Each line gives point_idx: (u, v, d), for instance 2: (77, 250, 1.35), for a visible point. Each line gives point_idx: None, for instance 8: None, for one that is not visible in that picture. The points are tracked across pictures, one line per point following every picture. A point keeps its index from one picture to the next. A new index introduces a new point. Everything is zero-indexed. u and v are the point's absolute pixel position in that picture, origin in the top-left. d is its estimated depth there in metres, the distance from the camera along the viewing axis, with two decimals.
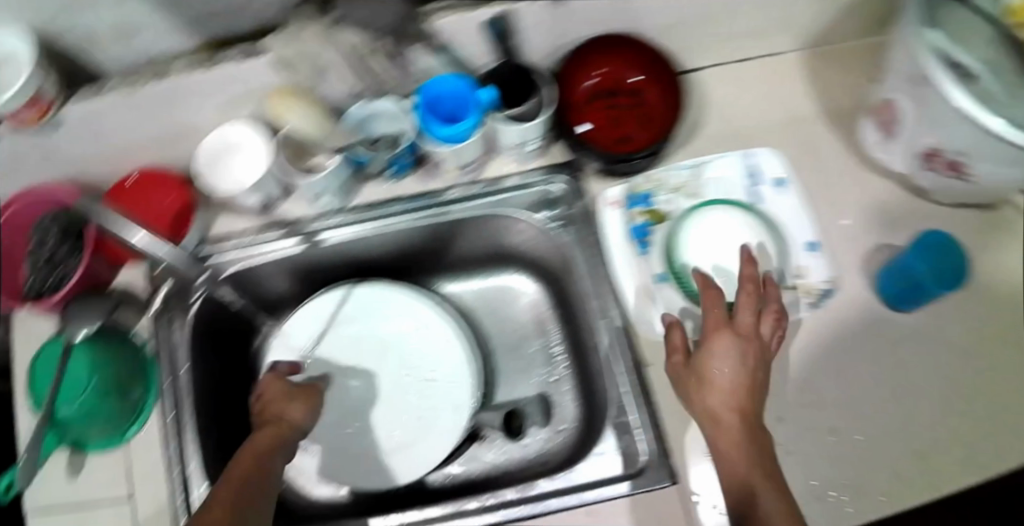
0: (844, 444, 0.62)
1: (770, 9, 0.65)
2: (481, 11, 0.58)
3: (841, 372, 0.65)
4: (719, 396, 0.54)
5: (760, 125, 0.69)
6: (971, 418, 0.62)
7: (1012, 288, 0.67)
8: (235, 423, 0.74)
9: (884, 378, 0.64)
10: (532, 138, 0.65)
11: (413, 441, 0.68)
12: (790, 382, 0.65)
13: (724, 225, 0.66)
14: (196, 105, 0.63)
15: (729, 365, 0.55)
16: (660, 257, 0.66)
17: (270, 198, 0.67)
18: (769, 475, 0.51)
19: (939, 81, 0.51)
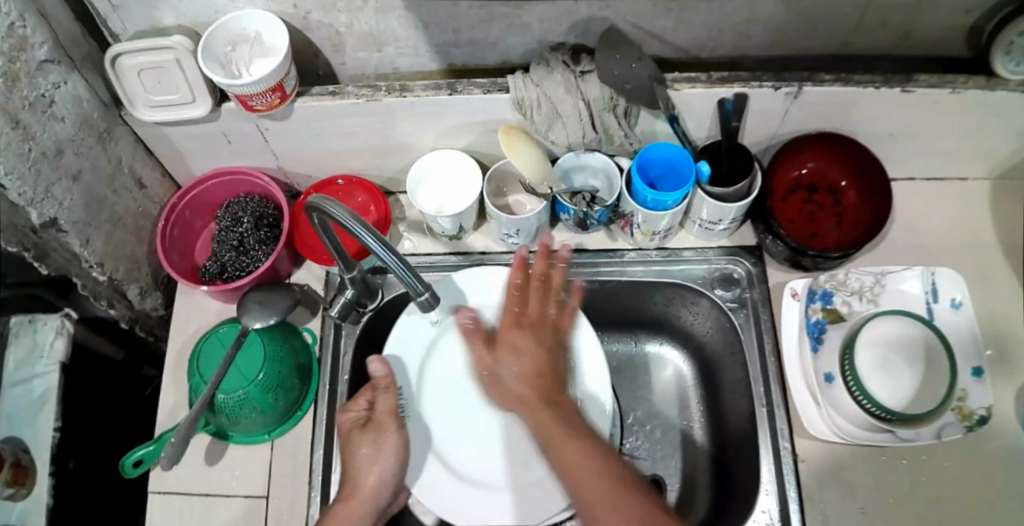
0: None
1: (973, 137, 0.69)
2: (720, 90, 0.62)
3: (892, 499, 0.64)
4: (513, 356, 0.56)
5: (937, 243, 0.72)
6: None
7: None
8: None
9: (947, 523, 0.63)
10: (726, 219, 0.67)
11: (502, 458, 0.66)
12: (936, 508, 0.63)
13: (903, 332, 0.66)
14: (423, 123, 0.67)
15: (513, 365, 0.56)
16: (836, 353, 0.66)
17: (464, 228, 0.69)
18: (577, 439, 0.51)
19: None
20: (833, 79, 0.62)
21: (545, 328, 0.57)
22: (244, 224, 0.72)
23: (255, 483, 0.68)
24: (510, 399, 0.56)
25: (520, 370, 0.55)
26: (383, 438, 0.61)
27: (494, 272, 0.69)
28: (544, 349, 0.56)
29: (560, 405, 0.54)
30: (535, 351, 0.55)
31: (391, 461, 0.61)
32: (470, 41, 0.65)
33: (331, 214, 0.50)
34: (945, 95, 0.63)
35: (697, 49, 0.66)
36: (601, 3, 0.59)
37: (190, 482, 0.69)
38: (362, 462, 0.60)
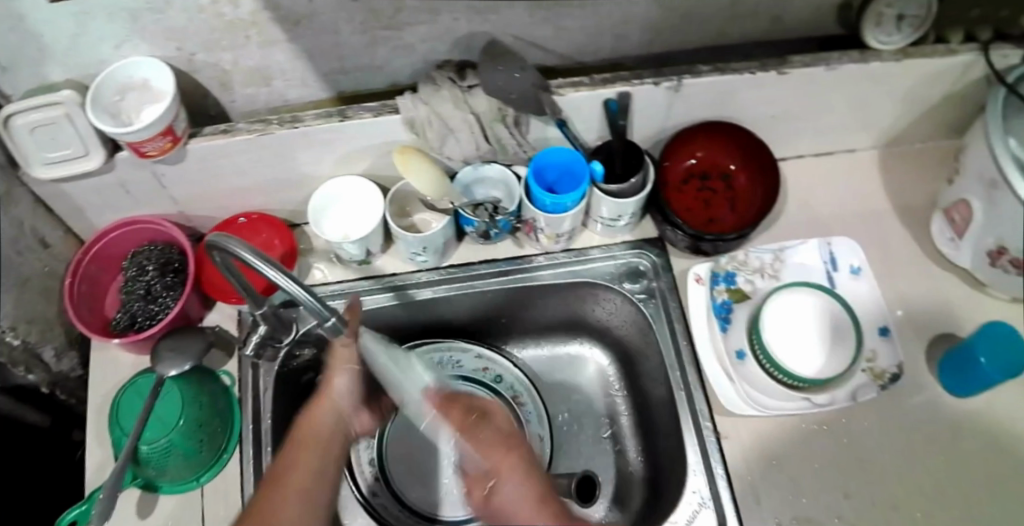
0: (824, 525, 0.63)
1: (850, 111, 0.73)
2: (604, 90, 0.65)
3: (816, 462, 0.66)
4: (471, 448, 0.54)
5: (833, 215, 0.75)
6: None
7: (987, 411, 0.68)
8: None
9: (866, 479, 0.65)
10: (626, 214, 0.69)
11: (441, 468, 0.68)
12: (857, 467, 0.66)
13: (802, 302, 0.69)
14: (320, 153, 0.68)
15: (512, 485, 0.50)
16: (744, 333, 0.69)
17: (372, 251, 0.70)
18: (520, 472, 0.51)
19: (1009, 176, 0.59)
20: (709, 70, 0.66)
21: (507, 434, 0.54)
22: (149, 272, 0.71)
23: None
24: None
25: (518, 489, 0.49)
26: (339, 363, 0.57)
27: None
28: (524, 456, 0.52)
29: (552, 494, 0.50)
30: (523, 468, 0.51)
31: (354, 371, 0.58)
32: (357, 67, 0.66)
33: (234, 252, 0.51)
34: (818, 72, 0.66)
35: (579, 54, 0.68)
36: (477, 18, 0.61)
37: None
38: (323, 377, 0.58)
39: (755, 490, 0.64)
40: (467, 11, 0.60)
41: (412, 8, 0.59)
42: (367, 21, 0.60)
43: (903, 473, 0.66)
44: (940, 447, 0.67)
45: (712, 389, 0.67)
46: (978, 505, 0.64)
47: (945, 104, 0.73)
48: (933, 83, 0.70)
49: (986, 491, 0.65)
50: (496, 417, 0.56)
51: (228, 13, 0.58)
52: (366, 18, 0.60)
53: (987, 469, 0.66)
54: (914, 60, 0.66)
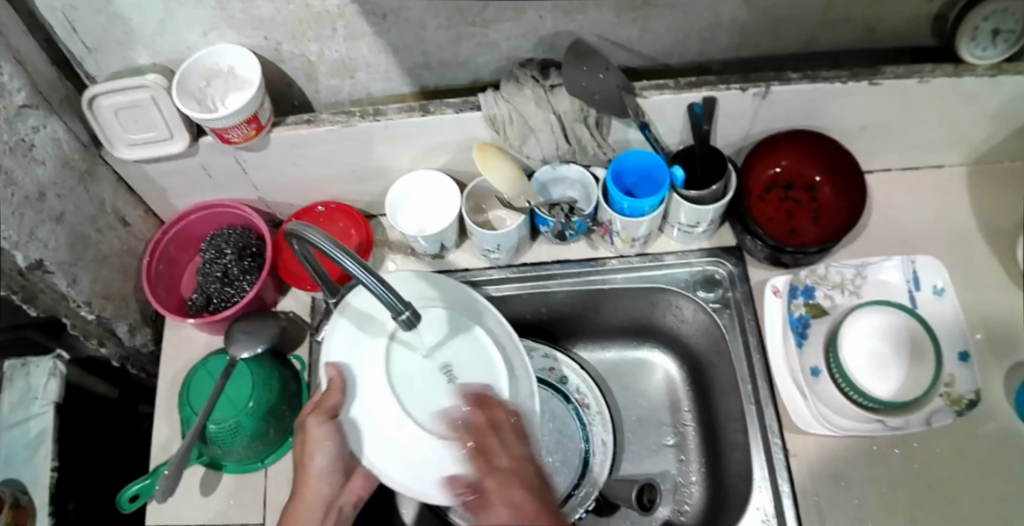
0: None
1: (941, 126, 0.70)
2: (689, 94, 0.64)
3: (888, 486, 0.63)
4: (505, 457, 0.51)
5: (922, 234, 0.71)
6: None
7: None
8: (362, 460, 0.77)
9: (944, 506, 0.62)
10: (705, 220, 0.68)
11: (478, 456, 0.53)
12: (939, 496, 0.63)
13: (887, 320, 0.66)
14: (396, 146, 0.68)
15: (505, 505, 0.49)
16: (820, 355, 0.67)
17: (447, 246, 0.70)
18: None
19: None
20: (798, 77, 0.64)
21: (526, 478, 0.51)
22: (227, 255, 0.73)
23: (249, 512, 0.69)
24: None
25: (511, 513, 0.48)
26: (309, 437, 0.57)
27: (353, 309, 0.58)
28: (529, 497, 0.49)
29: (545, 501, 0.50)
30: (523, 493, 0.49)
31: (334, 448, 0.58)
32: (439, 62, 0.66)
33: (312, 238, 0.50)
34: (912, 85, 0.64)
35: (663, 57, 0.67)
36: (566, 17, 0.61)
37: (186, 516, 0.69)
38: (302, 454, 0.58)
39: (819, 510, 0.62)
40: (557, 10, 0.59)
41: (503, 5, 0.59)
42: (454, 16, 0.60)
43: (981, 504, 0.62)
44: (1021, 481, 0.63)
45: (784, 404, 0.65)
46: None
47: None
48: None
49: None
50: (495, 452, 0.51)
51: (318, 5, 0.59)
52: (455, 14, 0.60)
53: None
54: (1014, 76, 0.63)
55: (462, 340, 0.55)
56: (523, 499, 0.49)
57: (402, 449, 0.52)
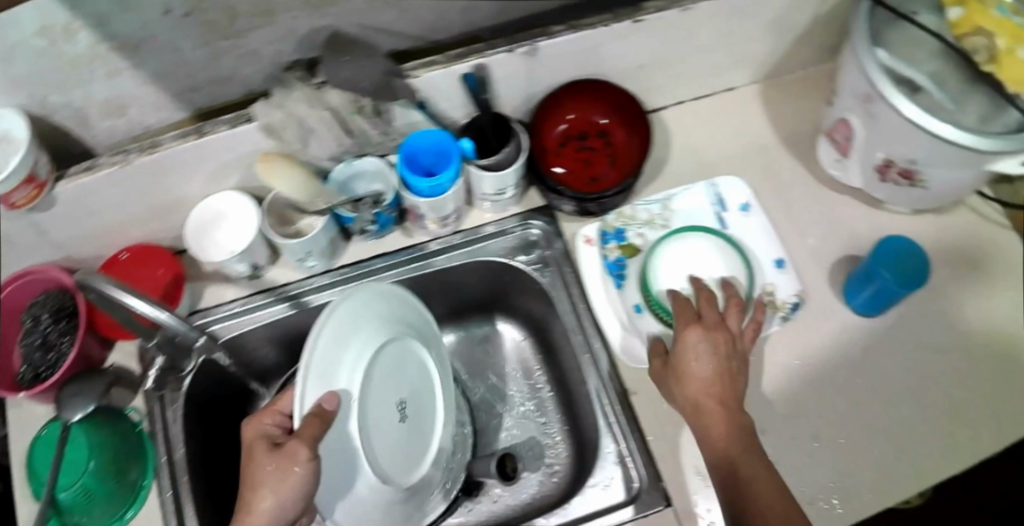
0: (869, 448, 0.64)
1: (725, 47, 0.71)
2: (458, 65, 0.63)
3: (867, 393, 0.67)
4: (696, 347, 0.59)
5: (721, 156, 0.74)
6: (985, 437, 0.64)
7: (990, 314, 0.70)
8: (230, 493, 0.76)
9: (902, 395, 0.66)
10: (509, 185, 0.69)
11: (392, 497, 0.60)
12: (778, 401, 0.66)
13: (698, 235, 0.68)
14: (183, 175, 0.67)
15: (704, 363, 0.58)
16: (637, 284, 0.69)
17: (258, 264, 0.70)
18: (740, 442, 0.55)
19: (887, 94, 0.61)
20: (563, 29, 0.64)
21: (732, 370, 0.58)
22: (44, 320, 0.71)
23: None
24: (710, 400, 0.57)
25: (704, 374, 0.58)
26: (285, 467, 0.47)
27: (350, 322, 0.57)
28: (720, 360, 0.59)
29: (730, 415, 0.57)
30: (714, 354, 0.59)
31: (296, 491, 0.48)
32: (205, 81, 0.65)
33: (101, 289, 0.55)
34: (677, 14, 0.65)
35: (430, 34, 0.67)
36: (315, 13, 0.60)
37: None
38: (261, 487, 0.48)
39: (670, 442, 0.64)
40: (304, 7, 0.59)
41: (247, 13, 0.58)
42: (205, 33, 0.59)
43: (815, 399, 0.66)
44: (936, 356, 0.68)
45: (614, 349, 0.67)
46: (946, 401, 0.66)
47: (819, 25, 0.71)
48: (801, 6, 0.68)
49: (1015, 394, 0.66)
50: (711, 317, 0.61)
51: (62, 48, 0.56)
52: (201, 30, 0.59)
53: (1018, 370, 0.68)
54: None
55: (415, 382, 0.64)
56: (716, 402, 0.57)
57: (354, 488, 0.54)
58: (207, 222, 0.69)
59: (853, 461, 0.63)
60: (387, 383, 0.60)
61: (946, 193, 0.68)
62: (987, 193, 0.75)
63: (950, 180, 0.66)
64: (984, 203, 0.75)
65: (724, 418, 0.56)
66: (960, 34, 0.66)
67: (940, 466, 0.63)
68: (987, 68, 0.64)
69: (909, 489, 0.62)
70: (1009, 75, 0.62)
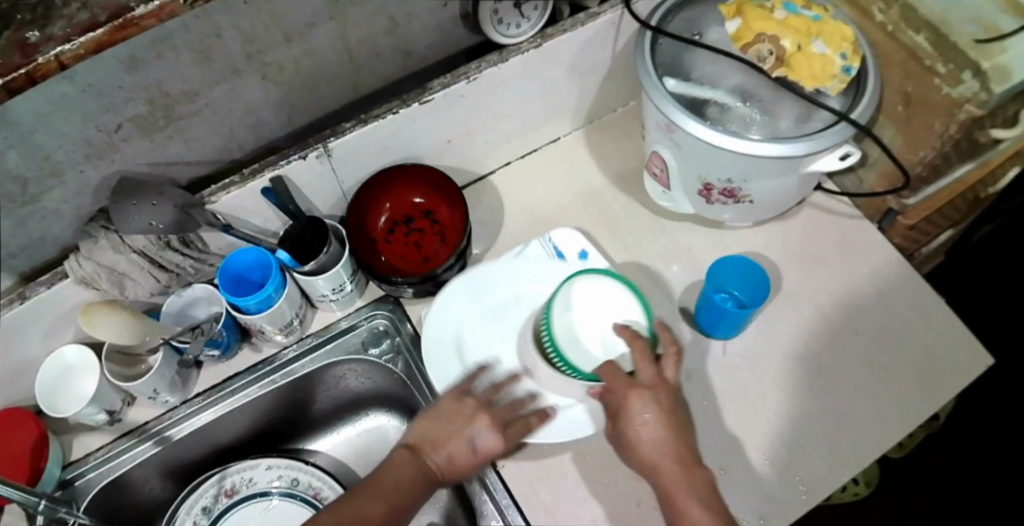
0: (747, 475, 0.60)
1: (531, 102, 0.71)
2: (254, 182, 0.64)
3: (745, 411, 0.64)
4: (644, 410, 0.56)
5: (554, 207, 0.73)
6: (867, 438, 0.62)
7: (856, 311, 0.68)
8: None
9: (779, 410, 0.64)
10: (346, 280, 0.68)
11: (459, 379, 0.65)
12: None
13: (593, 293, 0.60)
14: (21, 341, 0.68)
15: (651, 425, 0.56)
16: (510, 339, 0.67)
17: (115, 409, 0.70)
18: (705, 501, 0.53)
19: (679, 119, 0.60)
20: (353, 124, 0.64)
21: (679, 426, 0.56)
22: None
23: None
24: (677, 463, 0.55)
25: (656, 431, 0.55)
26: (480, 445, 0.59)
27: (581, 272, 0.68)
28: (666, 412, 0.56)
29: (696, 474, 0.55)
30: (661, 409, 0.56)
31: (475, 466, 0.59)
32: (18, 246, 0.66)
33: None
34: (463, 87, 0.64)
35: (230, 154, 0.68)
36: (101, 163, 0.61)
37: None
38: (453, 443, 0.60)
39: (544, 510, 0.62)
40: (86, 161, 0.60)
41: (29, 179, 0.59)
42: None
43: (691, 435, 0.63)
44: (807, 362, 0.66)
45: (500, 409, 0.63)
46: (824, 411, 0.63)
47: (618, 64, 0.72)
48: (592, 48, 0.68)
49: (890, 390, 0.64)
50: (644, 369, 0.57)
51: None
52: None
53: (890, 364, 0.65)
54: (555, 37, 0.64)
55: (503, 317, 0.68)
56: (674, 463, 0.55)
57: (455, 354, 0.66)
58: (61, 375, 0.70)
59: (741, 490, 0.60)
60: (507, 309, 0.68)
61: (780, 203, 0.67)
62: (830, 188, 0.74)
63: (776, 192, 0.64)
64: (831, 198, 0.74)
65: (683, 479, 0.54)
66: (742, 47, 0.64)
67: (826, 478, 0.60)
68: (779, 73, 0.62)
69: (804, 508, 0.59)
70: (801, 76, 0.61)
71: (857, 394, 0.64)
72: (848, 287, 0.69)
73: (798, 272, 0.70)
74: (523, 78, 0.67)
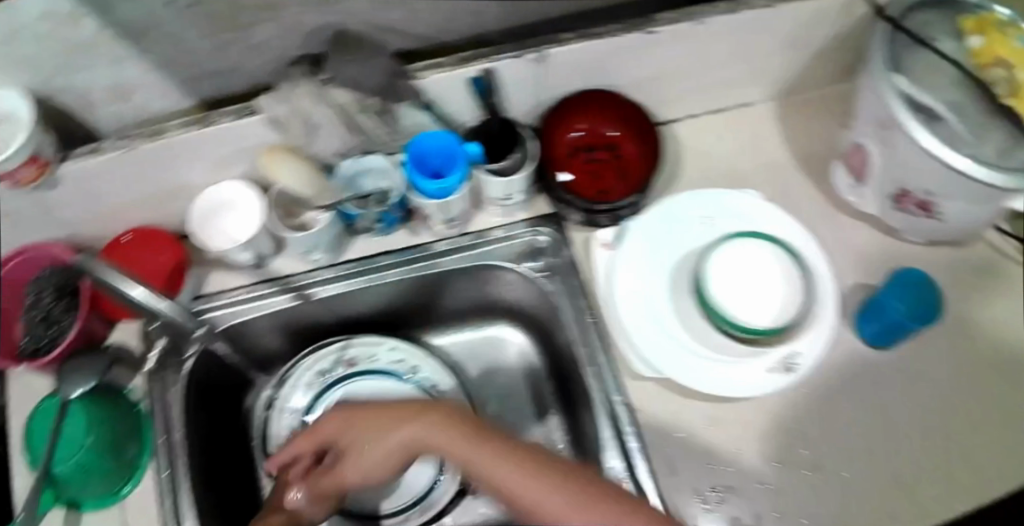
0: (862, 479, 0.61)
1: (741, 61, 0.70)
2: (465, 69, 0.63)
3: (876, 420, 0.64)
4: None
5: (736, 171, 0.73)
6: (996, 475, 0.61)
7: (1010, 347, 0.66)
8: (231, 483, 0.73)
9: (909, 426, 0.63)
10: (516, 191, 0.68)
11: (627, 288, 0.67)
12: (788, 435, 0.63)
13: (759, 263, 0.63)
14: (192, 165, 0.68)
15: None
16: (661, 270, 0.68)
17: (263, 253, 0.70)
18: None
19: (905, 122, 0.59)
20: (573, 37, 0.64)
21: None
22: (46, 297, 0.69)
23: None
24: None
25: None
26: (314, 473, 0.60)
27: (768, 221, 0.69)
28: None
29: None
30: None
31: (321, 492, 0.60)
32: (211, 71, 0.65)
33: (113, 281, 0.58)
34: (690, 27, 0.64)
35: (441, 33, 0.66)
36: (322, 10, 0.60)
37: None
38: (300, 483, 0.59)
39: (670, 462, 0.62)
40: (308, 3, 0.58)
41: (253, 7, 0.57)
42: (210, 23, 0.58)
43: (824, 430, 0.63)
44: (948, 386, 0.65)
45: (648, 336, 0.66)
46: (954, 438, 0.62)
47: (836, 47, 0.71)
48: (818, 24, 0.67)
49: None
50: None
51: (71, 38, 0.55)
52: (206, 21, 0.58)
53: None
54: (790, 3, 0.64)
55: (679, 241, 0.69)
56: None
57: (631, 270, 0.68)
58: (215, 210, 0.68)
59: (852, 491, 0.60)
60: (687, 235, 0.69)
61: (966, 227, 0.66)
62: (1010, 228, 0.72)
63: (969, 214, 0.63)
64: (1004, 239, 0.72)
65: None
66: (978, 63, 0.61)
67: (943, 501, 0.60)
68: (1008, 101, 0.58)
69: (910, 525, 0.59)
70: None
71: (993, 430, 0.63)
72: (1008, 326, 0.68)
73: (961, 298, 0.69)
74: (744, 34, 0.66)
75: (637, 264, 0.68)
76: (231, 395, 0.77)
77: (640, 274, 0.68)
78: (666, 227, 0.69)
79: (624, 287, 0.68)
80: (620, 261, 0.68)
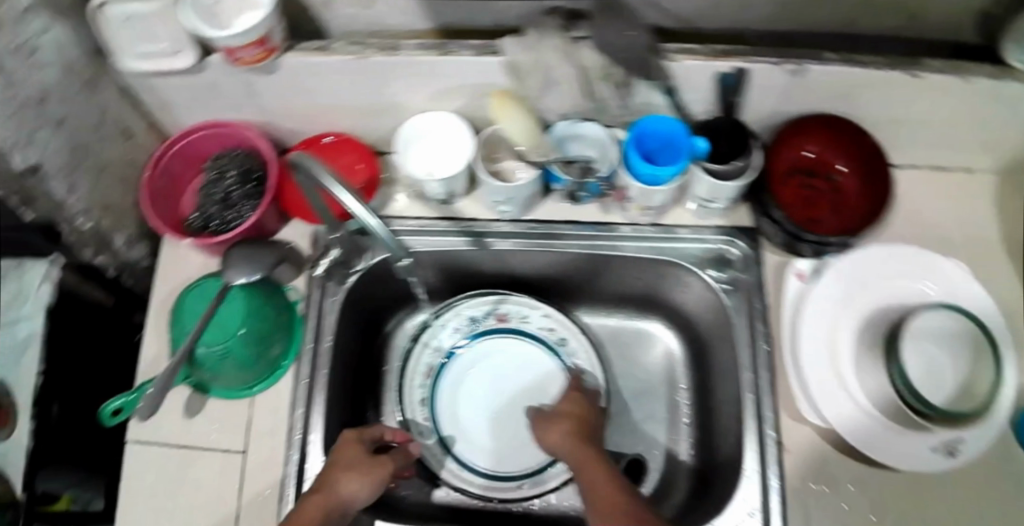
0: None
1: (987, 129, 0.67)
2: (719, 63, 0.59)
3: None
4: None
5: (939, 236, 0.72)
6: None
7: None
8: (365, 398, 0.77)
9: None
10: (722, 197, 0.66)
11: (813, 326, 0.66)
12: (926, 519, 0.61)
13: (951, 339, 0.59)
14: (414, 88, 0.66)
15: None
16: (850, 317, 0.66)
17: (455, 193, 0.69)
18: None
19: None
20: (837, 58, 0.60)
21: None
22: (231, 178, 0.69)
23: (223, 470, 0.65)
24: None
25: None
26: (353, 469, 0.61)
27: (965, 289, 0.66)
28: None
29: None
30: None
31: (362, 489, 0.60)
32: (456, 1, 0.61)
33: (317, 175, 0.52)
34: (951, 81, 0.60)
35: (697, 19, 0.62)
36: None
37: (136, 472, 0.66)
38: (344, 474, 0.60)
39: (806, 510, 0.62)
40: None
41: None
42: None
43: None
44: None
45: (821, 377, 0.64)
46: None
47: None
48: None
49: None
50: None
51: None
52: None
53: None
54: None
55: (877, 293, 0.66)
56: None
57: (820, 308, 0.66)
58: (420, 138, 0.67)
59: None
60: (885, 287, 0.67)
61: None
62: None
63: None
64: None
65: None
66: None
67: None
68: None
69: None
70: None
71: None
72: None
73: None
74: (1008, 104, 0.62)
75: (827, 303, 0.66)
76: (382, 316, 0.80)
77: (830, 315, 0.66)
78: (867, 274, 0.67)
79: (809, 323, 0.66)
80: (813, 297, 0.67)
